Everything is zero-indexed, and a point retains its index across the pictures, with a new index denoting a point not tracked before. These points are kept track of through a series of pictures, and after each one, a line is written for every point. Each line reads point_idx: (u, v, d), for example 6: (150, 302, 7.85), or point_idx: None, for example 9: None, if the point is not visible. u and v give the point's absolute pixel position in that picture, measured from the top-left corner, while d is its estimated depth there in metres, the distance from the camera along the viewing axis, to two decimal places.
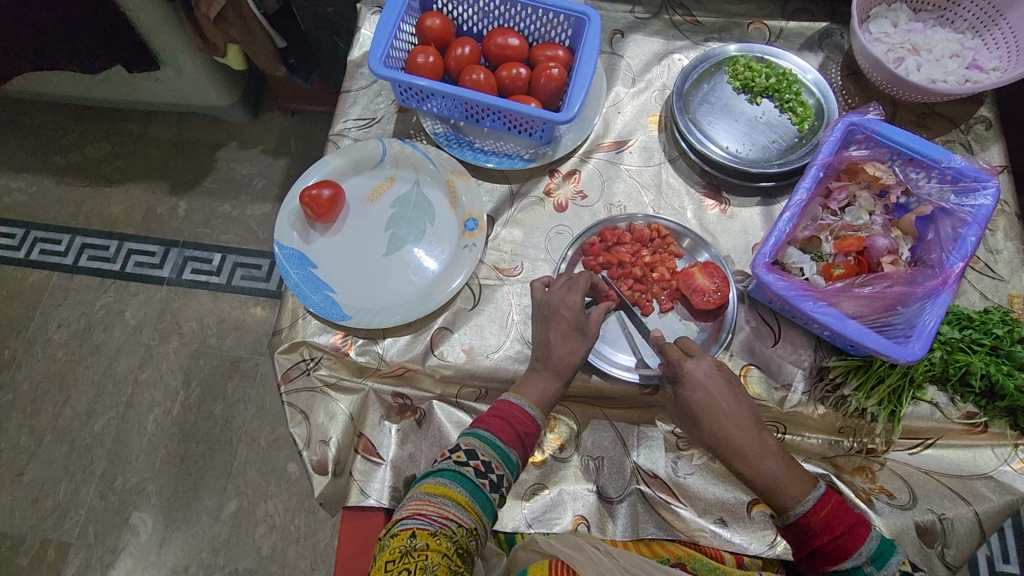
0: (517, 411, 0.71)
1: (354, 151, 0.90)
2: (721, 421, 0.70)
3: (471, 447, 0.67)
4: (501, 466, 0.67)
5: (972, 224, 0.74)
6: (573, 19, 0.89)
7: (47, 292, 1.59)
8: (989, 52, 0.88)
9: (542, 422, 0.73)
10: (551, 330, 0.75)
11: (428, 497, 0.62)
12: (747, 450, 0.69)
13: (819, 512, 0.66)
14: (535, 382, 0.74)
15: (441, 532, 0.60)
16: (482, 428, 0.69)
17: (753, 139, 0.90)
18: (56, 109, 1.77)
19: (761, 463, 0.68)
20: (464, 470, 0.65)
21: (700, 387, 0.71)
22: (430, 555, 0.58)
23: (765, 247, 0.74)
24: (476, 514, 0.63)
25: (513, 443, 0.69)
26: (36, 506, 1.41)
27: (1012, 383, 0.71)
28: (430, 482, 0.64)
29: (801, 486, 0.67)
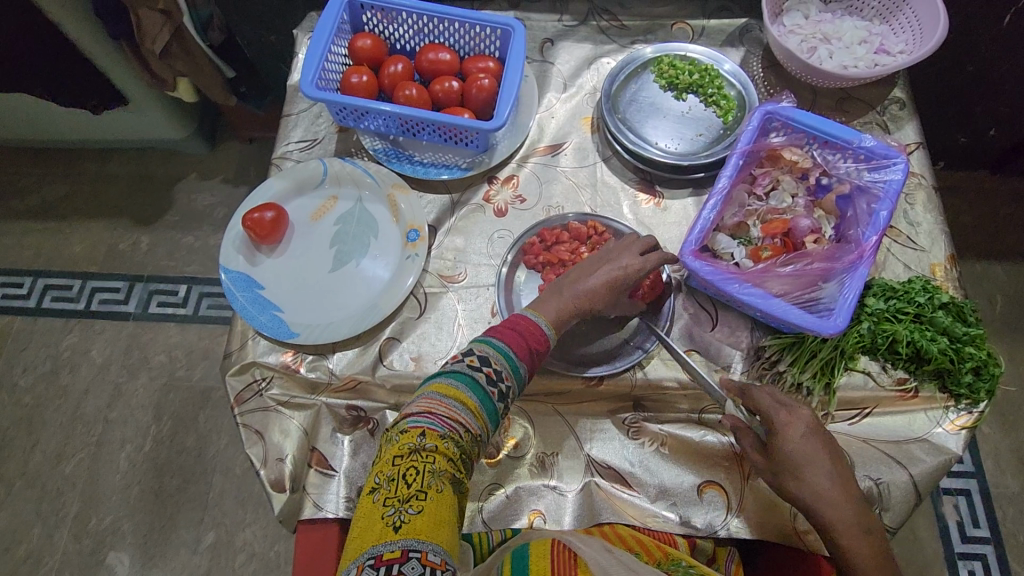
0: (533, 328, 0.70)
1: (295, 173, 0.92)
2: (829, 488, 0.66)
3: (485, 353, 0.66)
4: (510, 377, 0.66)
5: (885, 199, 0.78)
6: (500, 31, 0.93)
7: (11, 336, 1.57)
8: (895, 37, 0.93)
9: (552, 342, 0.72)
10: (601, 270, 0.76)
11: (439, 398, 0.62)
12: (852, 524, 0.65)
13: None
14: (552, 302, 0.74)
15: (449, 435, 0.60)
16: (496, 337, 0.68)
17: (681, 133, 0.93)
18: (11, 153, 1.77)
19: (858, 545, 0.64)
20: (476, 375, 0.64)
21: (809, 448, 0.68)
22: (437, 457, 0.58)
23: (691, 235, 0.77)
24: (482, 422, 0.63)
25: (523, 357, 0.68)
26: (10, 554, 1.39)
27: (935, 347, 0.75)
28: (443, 383, 0.64)
29: None
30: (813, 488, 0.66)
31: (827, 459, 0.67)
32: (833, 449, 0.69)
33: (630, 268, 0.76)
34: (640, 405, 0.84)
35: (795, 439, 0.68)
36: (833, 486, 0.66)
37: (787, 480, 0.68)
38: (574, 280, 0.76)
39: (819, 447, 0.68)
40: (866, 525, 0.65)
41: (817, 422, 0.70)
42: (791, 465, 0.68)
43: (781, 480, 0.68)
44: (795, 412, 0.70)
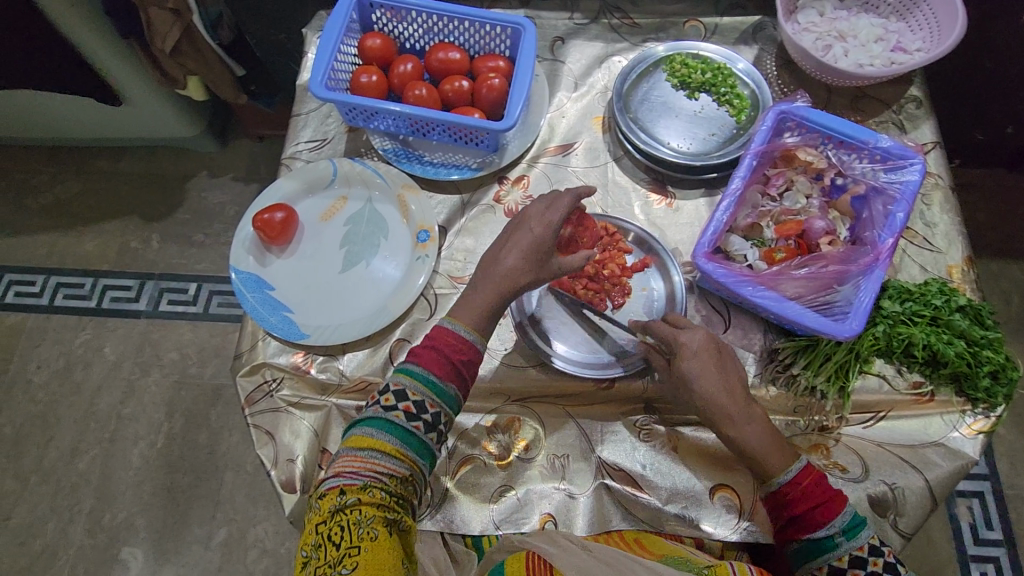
0: (451, 340, 0.69)
1: (305, 174, 0.92)
2: (719, 392, 0.69)
3: (400, 387, 0.66)
4: (436, 403, 0.66)
5: (901, 201, 0.77)
6: (510, 30, 0.92)
7: (25, 333, 1.59)
8: (912, 34, 0.92)
9: (479, 344, 0.71)
10: (513, 245, 0.73)
11: (354, 454, 0.62)
12: (739, 417, 0.69)
13: (801, 482, 0.66)
14: (468, 303, 0.72)
15: (371, 485, 0.61)
16: (415, 364, 0.68)
17: (694, 133, 0.92)
18: (23, 151, 1.78)
19: (748, 435, 0.68)
20: (393, 416, 0.64)
21: (699, 363, 0.70)
22: (363, 509, 0.59)
23: (703, 237, 0.76)
24: (411, 461, 0.64)
25: (448, 375, 0.68)
26: (25, 549, 1.40)
27: (952, 351, 0.74)
28: (357, 435, 0.64)
29: (784, 459, 0.68)
30: (703, 395, 0.70)
31: (712, 365, 0.71)
32: (721, 352, 0.72)
33: (540, 232, 0.72)
34: (652, 407, 0.84)
35: (685, 355, 0.71)
36: (720, 386, 0.70)
37: (683, 394, 0.72)
38: (489, 265, 0.73)
39: (708, 357, 0.71)
40: (753, 416, 0.69)
41: (708, 336, 0.72)
42: (683, 378, 0.70)
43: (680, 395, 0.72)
44: (689, 331, 0.73)
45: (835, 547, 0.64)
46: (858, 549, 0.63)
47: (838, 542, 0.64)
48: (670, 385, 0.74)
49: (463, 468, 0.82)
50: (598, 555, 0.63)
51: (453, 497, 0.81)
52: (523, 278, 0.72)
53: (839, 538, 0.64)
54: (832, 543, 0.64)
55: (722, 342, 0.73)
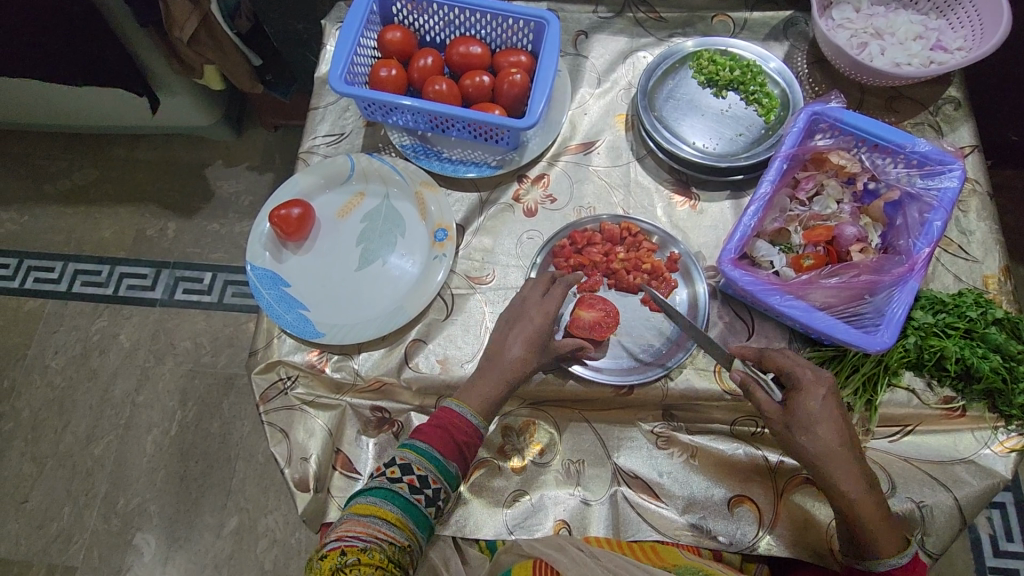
0: (458, 422, 0.71)
1: (322, 169, 0.91)
2: (844, 452, 0.64)
3: (406, 461, 0.68)
4: (439, 479, 0.68)
5: (938, 208, 0.74)
6: (534, 24, 0.89)
7: (43, 319, 1.60)
8: (953, 32, 0.88)
9: (484, 430, 0.72)
10: (517, 333, 0.74)
11: (356, 518, 0.64)
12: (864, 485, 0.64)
13: (908, 571, 0.65)
14: (478, 389, 0.72)
15: (372, 546, 0.62)
16: (421, 439, 0.69)
17: (720, 133, 0.89)
18: (42, 137, 1.79)
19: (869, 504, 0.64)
20: (396, 487, 0.66)
21: (829, 411, 0.65)
22: (362, 568, 0.60)
23: (730, 243, 0.74)
24: (409, 531, 0.65)
25: (452, 455, 0.69)
26: (41, 532, 1.42)
27: (987, 365, 0.71)
28: (361, 502, 0.66)
29: (896, 542, 0.64)
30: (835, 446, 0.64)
31: (841, 419, 0.66)
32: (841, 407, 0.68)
33: (539, 321, 0.74)
34: (671, 414, 0.82)
35: (816, 398, 0.65)
36: (844, 443, 0.65)
37: (801, 437, 0.65)
38: (495, 354, 0.74)
39: (834, 406, 0.66)
40: (871, 480, 0.65)
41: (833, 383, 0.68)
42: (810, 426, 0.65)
43: (794, 436, 0.66)
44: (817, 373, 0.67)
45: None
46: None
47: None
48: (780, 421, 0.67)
49: (476, 472, 0.81)
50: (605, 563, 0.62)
51: (466, 500, 0.81)
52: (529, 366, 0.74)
53: None
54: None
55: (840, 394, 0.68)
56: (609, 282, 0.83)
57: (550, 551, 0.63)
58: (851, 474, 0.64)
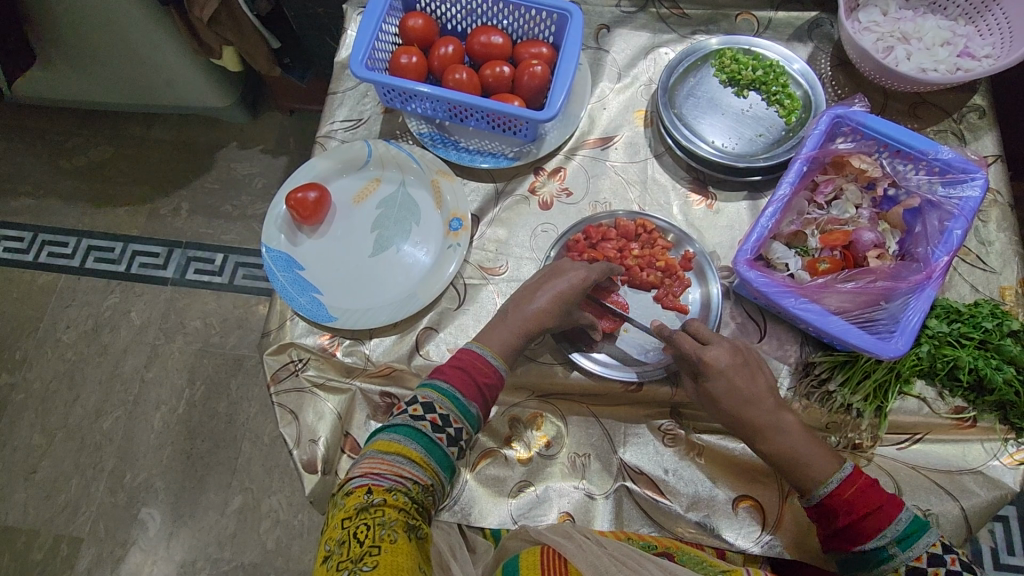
0: (478, 362, 0.72)
1: (340, 154, 0.91)
2: (746, 405, 0.70)
3: (428, 400, 0.69)
4: (460, 419, 0.69)
5: (959, 217, 0.73)
6: (557, 15, 0.89)
7: (56, 293, 1.62)
8: (981, 39, 0.87)
9: (504, 372, 0.73)
10: (547, 287, 0.76)
11: (381, 457, 0.65)
12: (769, 429, 0.69)
13: (845, 491, 0.66)
14: (497, 335, 0.75)
15: (395, 488, 0.62)
16: (441, 379, 0.70)
17: (740, 133, 0.89)
18: (60, 113, 1.80)
19: (785, 445, 0.69)
20: (420, 425, 0.67)
21: (726, 380, 0.70)
22: (387, 510, 0.60)
23: (746, 243, 0.73)
24: (432, 472, 0.66)
25: (473, 396, 0.70)
26: (48, 502, 1.44)
27: (1000, 377, 0.70)
28: (385, 439, 0.66)
29: (825, 467, 0.67)
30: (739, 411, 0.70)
31: (745, 379, 0.70)
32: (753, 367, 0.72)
33: (574, 282, 0.76)
34: (678, 412, 0.82)
35: (725, 373, 0.69)
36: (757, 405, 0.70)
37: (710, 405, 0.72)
38: (521, 302, 0.76)
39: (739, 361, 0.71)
40: (784, 426, 0.69)
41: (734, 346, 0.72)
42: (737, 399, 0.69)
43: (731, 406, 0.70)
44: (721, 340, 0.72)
45: (888, 557, 0.64)
46: (915, 560, 0.63)
47: (891, 553, 0.64)
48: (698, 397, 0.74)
49: (483, 461, 0.82)
50: (614, 552, 0.62)
51: (472, 489, 0.81)
52: (549, 321, 0.75)
53: (891, 549, 0.63)
54: (884, 554, 0.64)
55: (748, 353, 0.73)
56: (624, 279, 0.83)
57: (558, 539, 0.63)
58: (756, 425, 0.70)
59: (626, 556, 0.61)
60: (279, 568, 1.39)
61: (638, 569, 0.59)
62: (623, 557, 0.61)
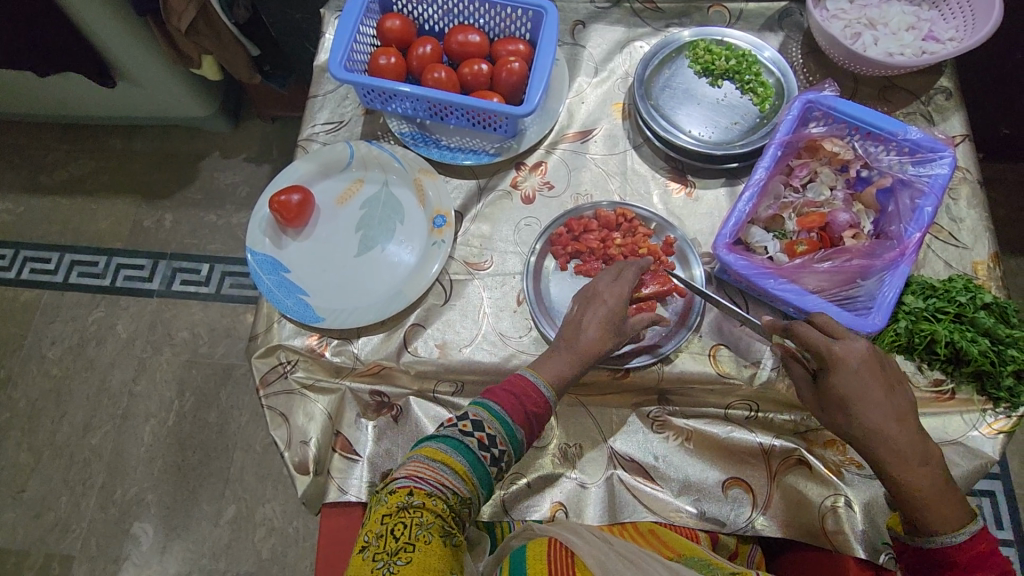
0: (531, 390, 0.71)
1: (321, 156, 0.91)
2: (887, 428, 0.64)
3: (479, 418, 0.68)
4: (506, 443, 0.68)
5: (929, 195, 0.75)
6: (532, 12, 0.90)
7: (39, 309, 1.60)
8: (945, 23, 0.89)
9: (553, 403, 0.73)
10: (593, 307, 0.75)
11: (427, 462, 0.65)
12: (915, 461, 0.63)
13: (970, 549, 0.64)
14: (553, 361, 0.74)
15: (437, 493, 0.63)
16: (492, 401, 0.70)
17: (716, 122, 0.90)
18: (38, 128, 1.78)
19: (917, 480, 0.63)
20: (469, 441, 0.67)
21: (858, 381, 0.64)
22: (425, 512, 0.61)
23: (725, 228, 0.75)
24: (473, 485, 0.66)
25: (521, 422, 0.70)
26: (39, 521, 1.43)
27: (975, 349, 0.72)
28: (433, 447, 0.66)
29: (954, 519, 0.64)
30: (872, 420, 0.64)
31: (881, 390, 0.64)
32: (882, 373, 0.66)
33: (613, 300, 0.75)
34: (666, 399, 0.82)
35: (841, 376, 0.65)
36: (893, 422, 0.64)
37: (838, 415, 0.66)
38: (571, 327, 0.75)
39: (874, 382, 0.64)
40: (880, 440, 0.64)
41: (868, 348, 0.66)
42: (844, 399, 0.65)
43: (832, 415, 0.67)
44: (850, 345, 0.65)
45: None
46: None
47: None
48: (816, 400, 0.69)
49: None
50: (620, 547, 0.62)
51: None
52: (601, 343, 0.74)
53: None
54: None
55: (886, 362, 0.66)
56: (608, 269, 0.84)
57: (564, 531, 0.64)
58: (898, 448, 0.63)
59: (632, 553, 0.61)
60: None
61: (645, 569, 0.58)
62: (630, 554, 0.60)
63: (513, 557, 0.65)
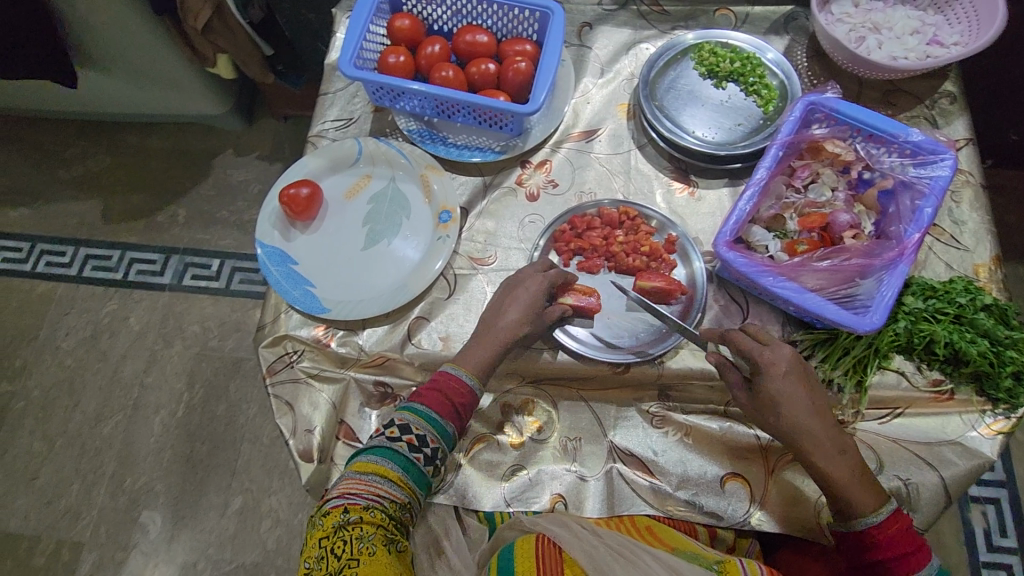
0: (454, 383, 0.74)
1: (331, 152, 0.93)
2: (809, 418, 0.69)
3: (405, 422, 0.71)
4: (436, 439, 0.71)
5: (929, 196, 0.76)
6: (539, 13, 0.92)
7: (54, 301, 1.63)
8: (950, 27, 0.90)
9: (479, 391, 0.76)
10: (518, 300, 0.78)
11: (358, 476, 0.67)
12: (832, 448, 0.68)
13: (889, 528, 0.67)
14: (476, 352, 0.76)
15: (372, 505, 0.66)
16: (418, 401, 0.73)
17: (719, 123, 0.91)
18: (58, 124, 1.83)
19: (839, 465, 0.68)
20: (396, 446, 0.70)
21: (788, 384, 0.69)
22: (364, 526, 0.64)
23: (725, 226, 0.76)
24: (409, 490, 0.69)
25: (447, 415, 0.73)
26: (50, 508, 1.45)
27: (975, 350, 0.72)
28: (363, 461, 0.69)
29: (874, 500, 0.67)
30: (794, 417, 0.69)
31: (802, 389, 0.69)
32: (808, 377, 0.71)
33: (535, 288, 0.78)
34: (665, 394, 0.84)
35: (773, 376, 0.70)
36: (810, 412, 0.69)
37: (768, 416, 0.70)
38: (492, 319, 0.78)
39: (796, 376, 0.70)
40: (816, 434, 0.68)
41: (795, 356, 0.71)
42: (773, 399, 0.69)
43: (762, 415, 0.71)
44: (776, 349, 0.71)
45: None
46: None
47: None
48: (748, 401, 0.73)
49: (477, 446, 0.83)
50: (607, 540, 0.63)
51: (466, 472, 0.83)
52: (524, 331, 0.77)
53: None
54: None
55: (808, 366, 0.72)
56: (610, 266, 0.85)
57: (553, 527, 0.66)
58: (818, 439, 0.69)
59: (620, 545, 0.62)
60: (280, 568, 1.40)
61: (633, 559, 0.60)
62: (621, 548, 0.62)
63: (501, 556, 0.67)
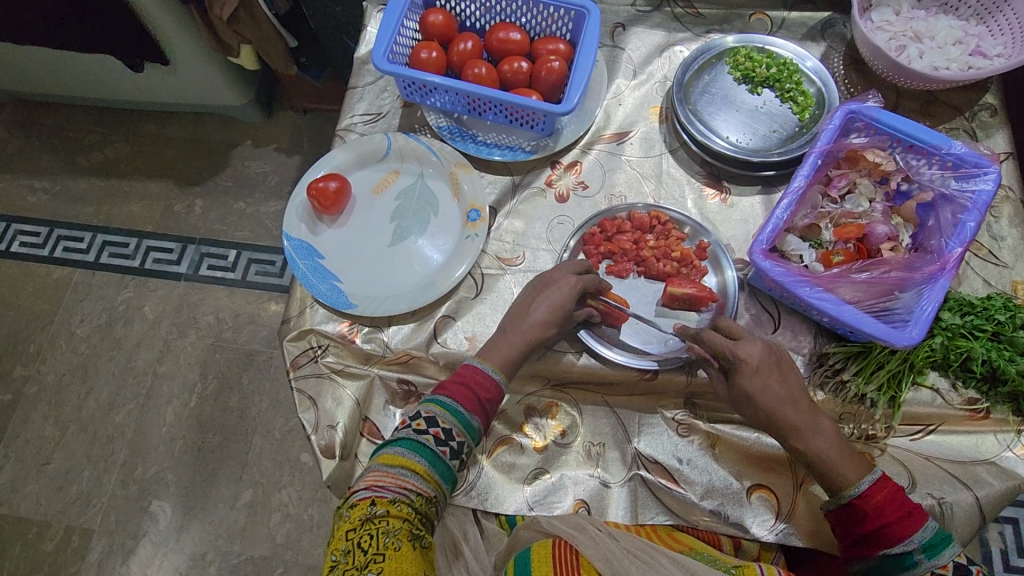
0: (479, 377, 0.74)
1: (360, 146, 0.92)
2: (781, 406, 0.70)
3: (432, 414, 0.70)
4: (463, 433, 0.71)
5: (972, 210, 0.74)
6: (574, 13, 0.91)
7: (70, 287, 1.63)
8: (993, 39, 0.88)
9: (504, 386, 0.75)
10: (541, 299, 0.77)
11: (386, 469, 0.67)
12: (806, 429, 0.70)
13: (875, 496, 0.67)
14: (498, 348, 0.76)
15: (399, 499, 0.65)
16: (444, 395, 0.72)
17: (754, 129, 0.90)
18: (78, 110, 1.83)
19: (820, 443, 0.70)
20: (424, 438, 0.69)
21: (760, 380, 0.70)
22: (391, 520, 0.63)
23: (762, 234, 0.75)
24: (436, 483, 0.68)
25: (474, 410, 0.73)
26: (61, 494, 1.45)
27: (1014, 368, 0.71)
28: (390, 453, 0.68)
29: (857, 471, 0.69)
30: (769, 407, 0.70)
31: (775, 379, 0.71)
32: (778, 364, 0.72)
33: (568, 290, 0.77)
34: (693, 402, 0.83)
35: (747, 372, 0.71)
36: (781, 400, 0.71)
37: (745, 407, 0.72)
38: (518, 316, 0.77)
39: (769, 363, 0.72)
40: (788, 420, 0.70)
41: (767, 350, 0.72)
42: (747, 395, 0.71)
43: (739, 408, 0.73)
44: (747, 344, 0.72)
45: (914, 563, 0.66)
46: (939, 567, 0.66)
47: (918, 560, 0.66)
48: (727, 395, 0.74)
49: (499, 449, 0.83)
50: (627, 545, 0.63)
51: (488, 474, 0.82)
52: (551, 332, 0.76)
53: (919, 555, 0.65)
54: (911, 560, 0.66)
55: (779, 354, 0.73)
56: (639, 270, 0.84)
57: (569, 531, 0.65)
58: (792, 425, 0.71)
59: (637, 548, 0.62)
60: (289, 562, 1.40)
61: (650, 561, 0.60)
62: (638, 552, 0.61)
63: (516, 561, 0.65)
